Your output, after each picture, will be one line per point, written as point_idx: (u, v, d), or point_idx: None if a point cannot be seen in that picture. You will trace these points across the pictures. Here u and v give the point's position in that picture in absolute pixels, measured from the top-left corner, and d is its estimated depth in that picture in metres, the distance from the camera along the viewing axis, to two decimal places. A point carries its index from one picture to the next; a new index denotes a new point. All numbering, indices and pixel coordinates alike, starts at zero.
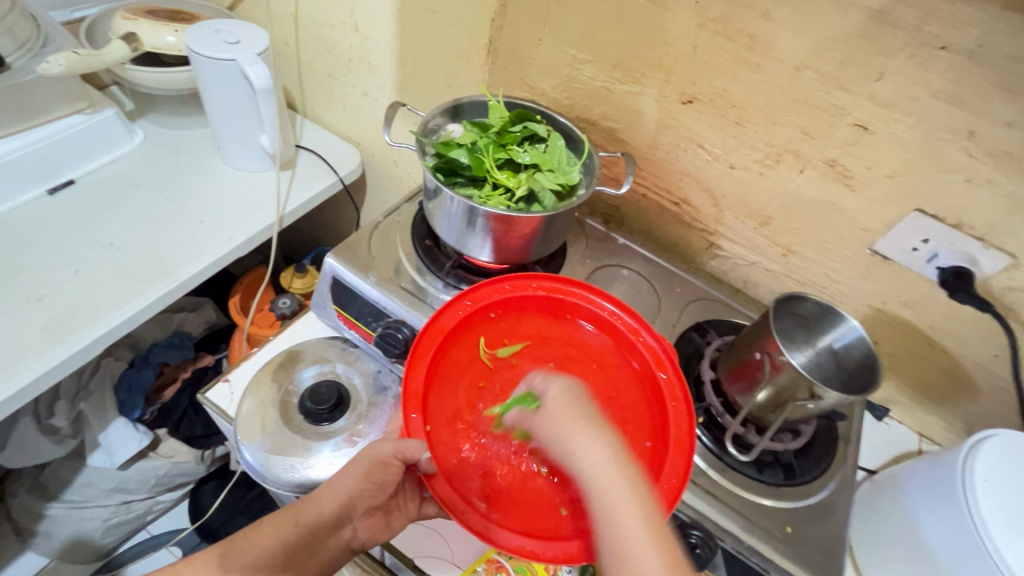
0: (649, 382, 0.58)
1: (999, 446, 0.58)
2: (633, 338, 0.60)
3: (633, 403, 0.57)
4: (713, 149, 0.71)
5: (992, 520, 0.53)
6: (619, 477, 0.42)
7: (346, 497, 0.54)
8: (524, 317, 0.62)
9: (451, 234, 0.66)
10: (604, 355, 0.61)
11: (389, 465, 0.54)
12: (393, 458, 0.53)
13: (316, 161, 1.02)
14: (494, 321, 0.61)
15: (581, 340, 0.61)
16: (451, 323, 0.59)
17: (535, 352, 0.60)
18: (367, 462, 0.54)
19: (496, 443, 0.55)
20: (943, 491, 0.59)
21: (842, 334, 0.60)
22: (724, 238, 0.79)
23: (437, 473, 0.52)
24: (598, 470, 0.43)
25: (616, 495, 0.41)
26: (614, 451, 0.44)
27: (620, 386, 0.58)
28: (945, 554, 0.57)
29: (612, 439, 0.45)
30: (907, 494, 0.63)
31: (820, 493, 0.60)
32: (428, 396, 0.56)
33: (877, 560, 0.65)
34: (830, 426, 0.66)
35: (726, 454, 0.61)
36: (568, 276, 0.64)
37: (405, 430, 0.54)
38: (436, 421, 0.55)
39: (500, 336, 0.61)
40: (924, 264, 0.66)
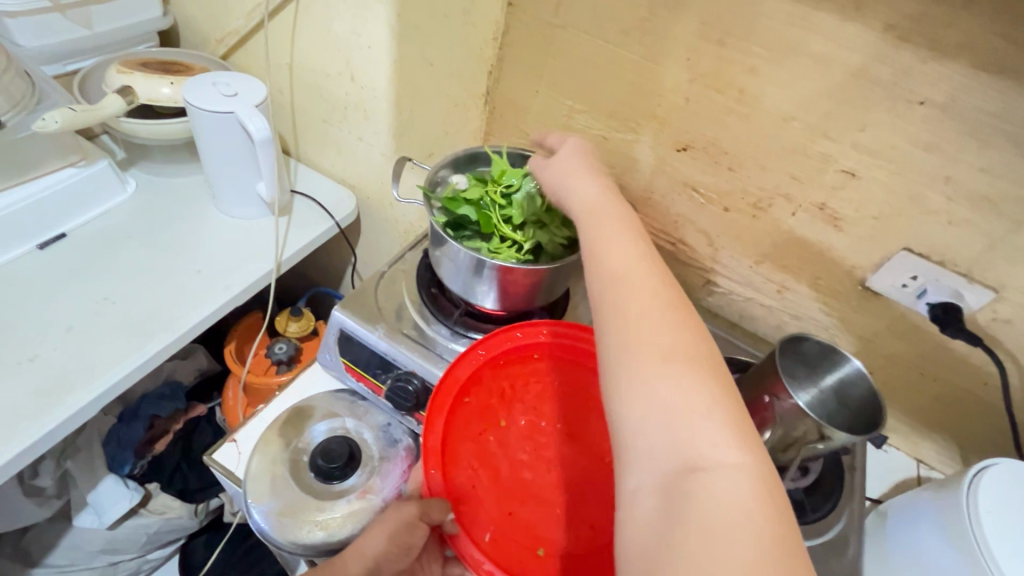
0: None
1: (1005, 474, 0.60)
2: None
3: None
4: (706, 193, 0.74)
5: (1000, 548, 0.54)
6: (606, 209, 0.52)
7: (372, 563, 0.54)
8: (533, 364, 0.63)
9: (458, 283, 0.67)
10: None
11: (414, 529, 0.54)
12: (418, 520, 0.54)
13: (312, 206, 1.02)
14: (508, 371, 0.62)
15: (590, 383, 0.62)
16: (465, 374, 0.60)
17: (545, 397, 0.61)
18: (392, 525, 0.54)
19: (509, 490, 0.56)
20: (954, 522, 0.59)
21: (845, 374, 0.62)
22: (720, 275, 0.81)
23: (460, 532, 0.53)
24: (588, 198, 0.54)
25: (603, 218, 0.51)
26: (603, 192, 0.54)
27: None
28: None
29: (604, 187, 0.55)
30: (915, 522, 0.64)
31: (832, 529, 0.62)
32: (445, 450, 0.57)
33: None
34: (837, 458, 0.67)
35: None
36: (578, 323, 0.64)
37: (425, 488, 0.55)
38: (452, 471, 0.56)
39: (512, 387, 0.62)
40: (914, 300, 0.68)
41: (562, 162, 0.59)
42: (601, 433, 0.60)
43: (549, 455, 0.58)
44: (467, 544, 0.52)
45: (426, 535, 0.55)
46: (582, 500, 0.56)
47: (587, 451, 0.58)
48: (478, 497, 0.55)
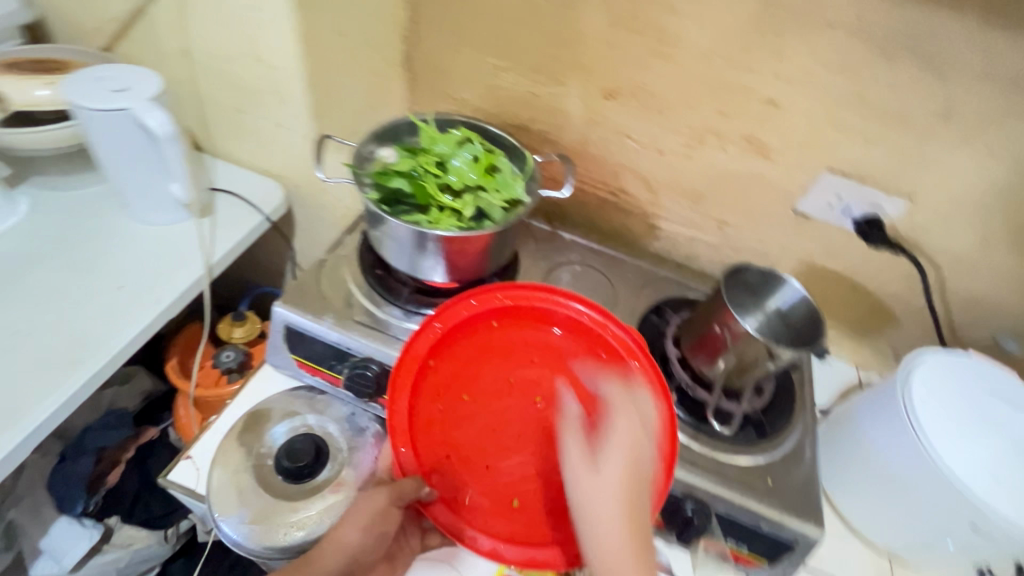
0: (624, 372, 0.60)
1: (961, 363, 0.64)
2: (600, 331, 0.62)
3: None
4: (640, 139, 0.74)
5: (934, 434, 0.58)
6: (614, 511, 0.44)
7: (350, 555, 0.52)
8: (491, 331, 0.62)
9: (402, 260, 0.64)
10: (572, 350, 0.62)
11: (389, 512, 0.53)
12: (392, 505, 0.53)
13: (235, 201, 0.95)
14: (468, 339, 0.62)
15: (551, 344, 0.62)
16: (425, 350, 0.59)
17: (507, 361, 0.61)
18: (367, 516, 0.53)
19: (486, 464, 0.56)
20: (891, 414, 0.62)
21: (786, 295, 0.64)
22: (663, 220, 0.82)
23: (435, 502, 0.55)
24: (603, 479, 0.45)
25: (609, 518, 0.44)
26: (619, 477, 0.45)
27: None
28: (907, 471, 0.60)
29: (627, 468, 0.46)
30: (858, 422, 0.66)
31: (789, 442, 0.65)
32: (413, 428, 0.57)
33: (847, 489, 0.68)
34: (786, 376, 0.71)
35: (704, 424, 0.63)
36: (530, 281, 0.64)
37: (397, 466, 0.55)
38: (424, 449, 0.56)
39: (474, 357, 0.61)
40: (840, 218, 0.72)
41: (596, 431, 0.49)
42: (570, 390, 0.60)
43: (520, 422, 0.58)
44: (443, 513, 0.54)
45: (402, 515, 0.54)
46: (551, 460, 0.56)
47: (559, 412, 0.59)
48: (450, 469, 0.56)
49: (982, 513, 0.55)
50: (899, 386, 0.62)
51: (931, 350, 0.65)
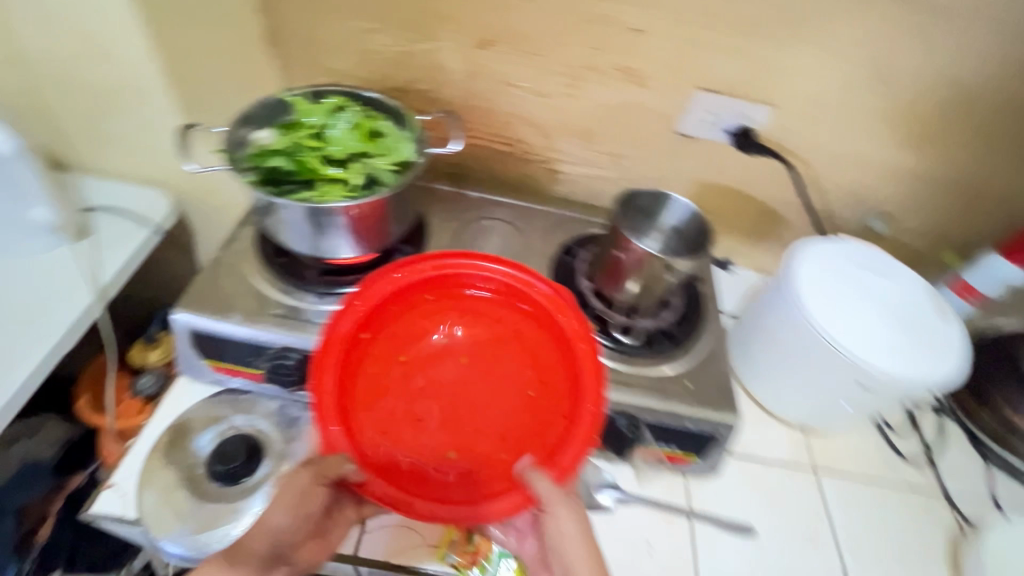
0: (553, 326, 0.61)
1: (849, 244, 0.72)
2: (527, 289, 0.62)
3: (539, 348, 0.62)
4: (523, 84, 0.74)
5: (822, 314, 0.64)
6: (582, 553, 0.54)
7: (276, 537, 0.53)
8: (417, 301, 0.62)
9: (303, 244, 0.62)
10: (499, 312, 0.63)
11: (316, 490, 0.53)
12: (315, 484, 0.53)
13: (115, 218, 0.87)
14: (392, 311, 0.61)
15: (479, 307, 0.63)
16: (350, 324, 0.58)
17: (434, 329, 0.62)
18: (290, 498, 0.53)
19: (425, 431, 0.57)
20: (786, 303, 0.68)
21: (677, 212, 0.68)
22: (562, 163, 0.83)
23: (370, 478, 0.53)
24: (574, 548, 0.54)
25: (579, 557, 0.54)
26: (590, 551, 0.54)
27: (525, 336, 0.62)
28: (806, 351, 0.66)
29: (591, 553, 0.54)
30: (761, 317, 0.72)
31: (704, 346, 0.70)
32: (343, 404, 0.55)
33: (756, 377, 0.75)
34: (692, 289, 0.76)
35: (626, 345, 0.67)
36: (450, 249, 0.64)
37: (328, 445, 0.53)
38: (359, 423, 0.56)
39: (399, 329, 0.61)
40: (718, 131, 0.76)
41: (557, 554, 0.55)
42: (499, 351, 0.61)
43: None
44: (382, 485, 0.53)
45: (329, 491, 0.55)
46: (486, 418, 0.58)
47: (490, 373, 0.60)
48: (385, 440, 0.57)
49: (862, 364, 0.62)
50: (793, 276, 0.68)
51: (806, 241, 0.72)
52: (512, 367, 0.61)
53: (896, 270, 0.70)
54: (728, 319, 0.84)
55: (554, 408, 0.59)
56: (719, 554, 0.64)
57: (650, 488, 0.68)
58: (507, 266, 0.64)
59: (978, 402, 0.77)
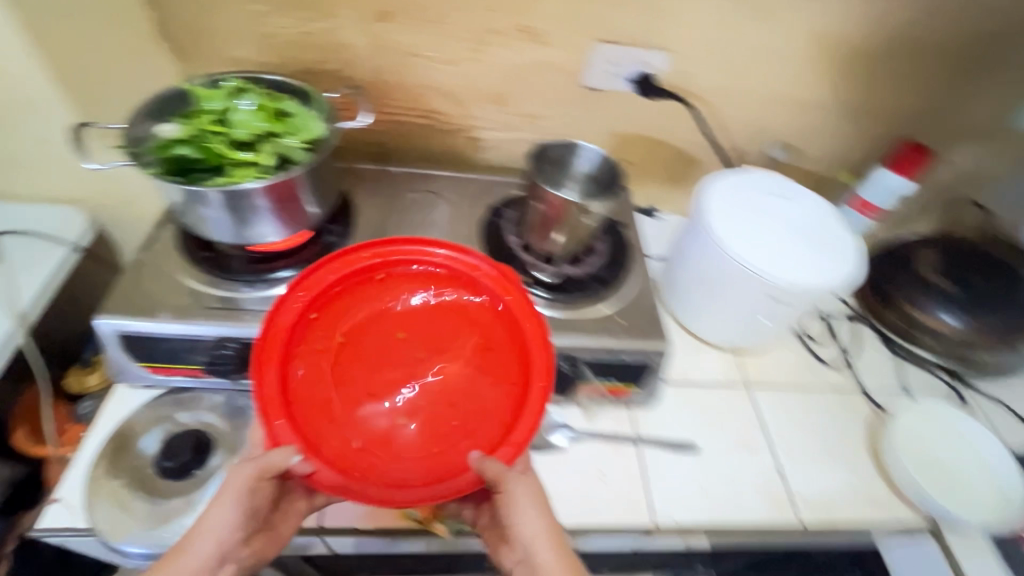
0: (499, 305, 0.63)
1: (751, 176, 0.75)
2: (472, 271, 0.64)
3: (487, 327, 0.63)
4: (429, 54, 0.75)
5: (736, 242, 0.67)
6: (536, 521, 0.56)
7: (218, 541, 0.53)
8: (361, 290, 0.63)
9: (225, 233, 0.61)
10: (444, 294, 0.64)
11: (259, 485, 0.54)
12: (259, 480, 0.53)
13: (25, 240, 0.84)
14: (335, 303, 0.62)
15: (425, 292, 0.64)
16: (290, 318, 0.59)
17: (380, 317, 0.62)
18: (234, 499, 0.54)
19: (376, 417, 0.58)
20: (703, 237, 0.70)
21: (589, 159, 0.71)
22: (482, 130, 0.85)
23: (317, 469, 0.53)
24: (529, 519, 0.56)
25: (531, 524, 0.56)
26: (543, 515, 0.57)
27: (473, 316, 0.63)
28: (727, 281, 0.70)
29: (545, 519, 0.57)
30: (686, 255, 0.75)
31: (632, 284, 0.74)
32: (287, 397, 0.56)
33: (688, 311, 0.79)
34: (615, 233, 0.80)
35: (560, 292, 0.70)
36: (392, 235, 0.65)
37: (272, 439, 0.54)
38: (305, 414, 0.56)
39: (345, 319, 0.62)
40: (622, 82, 0.79)
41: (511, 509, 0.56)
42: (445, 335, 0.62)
43: (401, 373, 0.60)
44: (330, 474, 0.53)
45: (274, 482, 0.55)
46: (436, 401, 0.59)
47: (438, 356, 0.61)
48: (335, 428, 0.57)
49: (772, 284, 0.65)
50: (708, 211, 0.70)
51: (717, 177, 0.74)
52: (461, 348, 0.62)
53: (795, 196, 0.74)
54: (654, 261, 0.88)
55: (504, 384, 0.60)
56: (664, 472, 0.69)
57: (597, 423, 0.72)
58: (451, 249, 0.66)
59: (885, 305, 0.84)
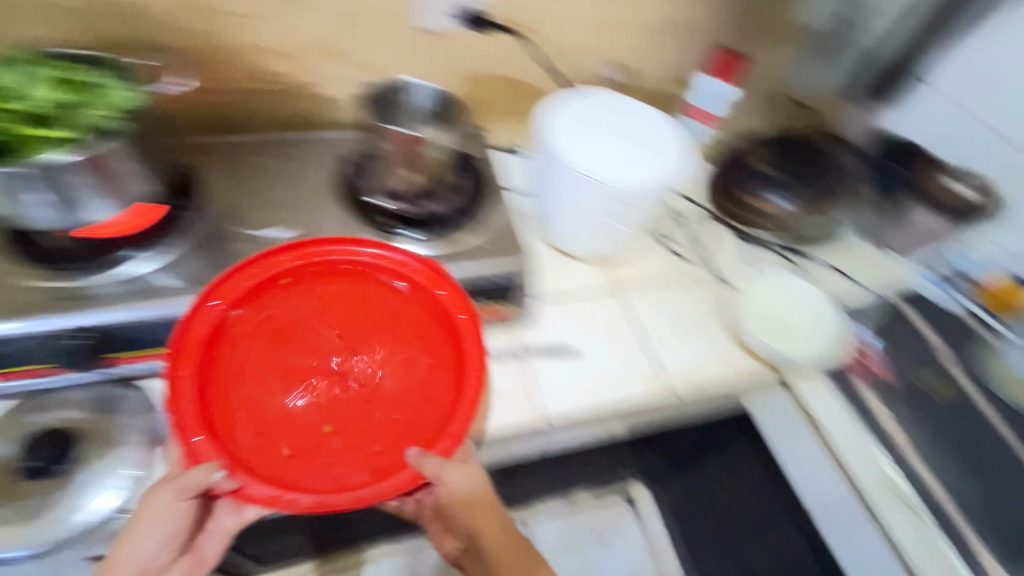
0: (428, 296, 0.66)
1: (591, 91, 0.76)
2: (398, 268, 0.67)
3: (418, 321, 0.65)
4: (245, 12, 0.71)
5: (581, 155, 0.70)
6: (477, 499, 0.63)
7: (140, 559, 0.56)
8: (284, 296, 0.64)
9: (45, 216, 0.58)
10: (372, 292, 0.66)
11: (180, 504, 0.55)
12: (179, 499, 0.55)
13: None
14: (255, 313, 0.63)
15: (352, 291, 0.66)
16: (204, 333, 0.60)
17: (305, 321, 0.64)
18: (157, 523, 0.56)
19: (311, 423, 0.60)
20: (552, 159, 0.72)
21: (427, 96, 0.72)
22: (328, 87, 0.82)
23: (243, 483, 0.55)
24: (477, 502, 0.63)
25: (476, 503, 0.63)
26: (487, 493, 0.64)
27: (403, 310, 0.66)
28: (582, 194, 0.73)
29: (486, 498, 0.64)
30: (545, 179, 0.77)
31: (491, 209, 0.77)
32: (208, 413, 0.57)
33: (558, 232, 0.82)
34: (469, 163, 0.79)
35: (419, 228, 0.72)
36: (313, 238, 0.66)
37: (193, 456, 0.56)
38: (231, 428, 0.58)
39: (269, 326, 0.63)
40: (456, 22, 0.78)
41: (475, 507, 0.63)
42: (377, 333, 0.64)
43: (333, 376, 0.62)
44: (260, 487, 0.55)
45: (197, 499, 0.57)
46: (370, 400, 0.61)
47: (368, 355, 0.63)
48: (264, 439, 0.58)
49: (614, 185, 0.69)
50: (552, 132, 0.72)
51: (553, 96, 0.75)
52: (392, 344, 0.64)
53: (635, 105, 0.76)
54: (512, 194, 0.90)
55: (438, 374, 0.63)
56: (550, 376, 0.74)
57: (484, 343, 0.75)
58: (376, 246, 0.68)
59: (730, 200, 0.90)
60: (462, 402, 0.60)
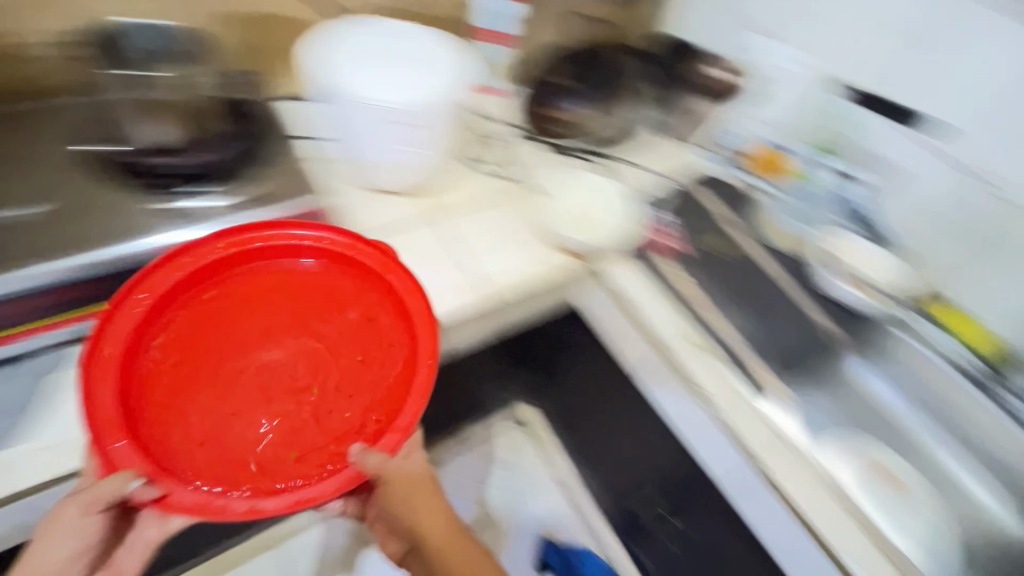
0: (376, 279, 0.66)
1: (369, 21, 0.79)
2: (344, 252, 0.67)
3: (369, 309, 0.66)
4: None
5: (354, 81, 0.73)
6: (415, 485, 0.65)
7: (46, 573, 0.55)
8: (223, 288, 0.65)
9: None
10: (318, 280, 0.67)
11: (87, 521, 0.53)
12: (87, 515, 0.52)
13: None
14: (188, 309, 0.63)
15: (294, 281, 0.67)
16: (128, 331, 0.59)
17: (246, 314, 0.65)
18: (67, 538, 0.54)
19: (253, 418, 0.60)
20: (330, 92, 0.74)
21: None
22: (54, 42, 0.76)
23: (168, 492, 0.54)
24: (414, 488, 0.65)
25: (412, 492, 0.65)
26: (425, 475, 0.67)
27: (348, 297, 0.67)
28: (367, 123, 0.75)
29: (423, 482, 0.66)
30: (332, 117, 0.78)
31: (279, 151, 0.76)
32: (132, 417, 0.56)
33: (362, 172, 0.82)
34: (250, 114, 0.80)
35: (206, 181, 0.70)
36: (246, 223, 0.66)
37: (113, 464, 0.54)
38: (162, 430, 0.58)
39: (207, 320, 0.63)
40: None
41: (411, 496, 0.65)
42: (322, 323, 0.65)
43: (279, 371, 0.62)
44: (186, 493, 0.54)
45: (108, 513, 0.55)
46: (317, 392, 0.62)
47: (316, 346, 0.64)
48: (201, 440, 0.58)
49: (390, 104, 0.73)
50: (323, 64, 0.74)
51: (318, 32, 0.77)
52: (337, 330, 0.65)
53: (422, 33, 0.79)
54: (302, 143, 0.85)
55: (388, 360, 0.63)
56: None
57: None
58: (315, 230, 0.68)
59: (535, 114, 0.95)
60: (413, 395, 0.60)
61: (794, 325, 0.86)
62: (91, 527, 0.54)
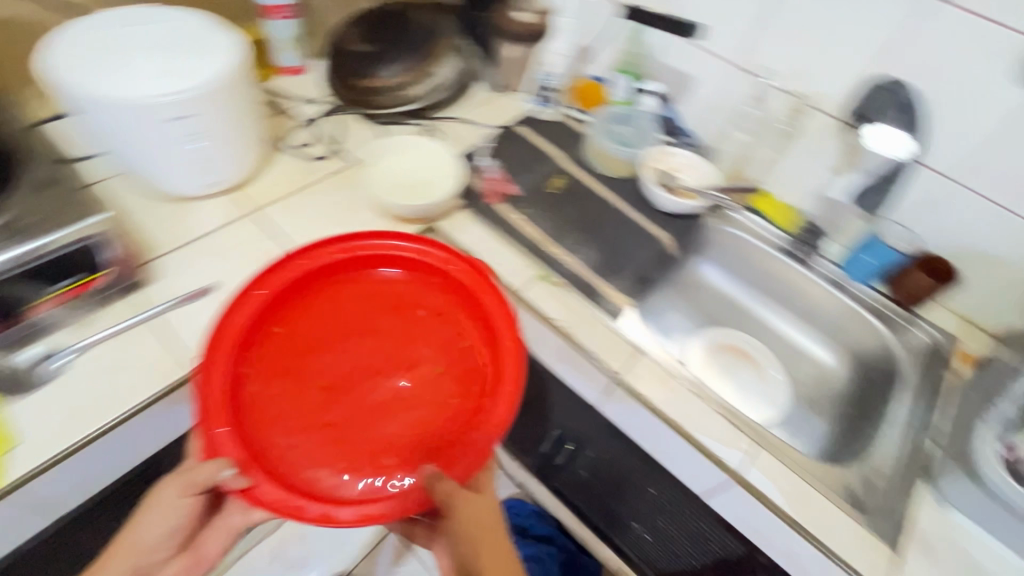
0: (467, 294, 0.66)
1: (109, 16, 0.70)
2: (443, 270, 0.67)
3: (459, 326, 0.66)
4: None
5: (95, 82, 0.64)
6: (480, 540, 0.53)
7: (140, 554, 0.57)
8: (325, 293, 0.67)
9: None
10: (417, 294, 0.68)
11: (182, 500, 0.56)
12: (188, 494, 0.54)
13: None
14: (299, 309, 0.65)
15: (392, 293, 0.68)
16: (243, 321, 0.60)
17: (347, 322, 0.65)
18: (162, 517, 0.57)
19: (349, 427, 0.59)
20: (75, 101, 0.65)
21: None
22: None
23: (255, 485, 0.53)
24: (480, 546, 0.54)
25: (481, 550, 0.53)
26: (500, 527, 0.56)
27: (444, 314, 0.67)
28: (131, 128, 0.67)
29: (495, 536, 0.55)
30: (95, 129, 0.69)
31: (35, 170, 0.65)
32: (238, 407, 0.57)
33: (162, 179, 0.75)
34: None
35: None
36: (359, 232, 0.68)
37: (213, 448, 0.55)
38: (260, 424, 0.58)
39: (311, 323, 0.65)
40: None
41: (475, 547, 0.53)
42: (419, 337, 0.65)
43: (381, 380, 0.62)
44: (270, 489, 0.53)
45: (201, 498, 0.57)
46: (410, 406, 0.61)
47: (414, 356, 0.64)
48: (293, 437, 0.58)
49: (143, 102, 0.64)
50: (55, 70, 0.64)
51: (52, 36, 0.68)
52: (429, 344, 0.65)
53: (177, 16, 0.72)
54: (84, 163, 0.81)
55: (477, 378, 0.62)
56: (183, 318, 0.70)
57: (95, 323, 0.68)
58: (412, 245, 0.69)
59: (343, 86, 0.95)
60: (493, 421, 0.57)
61: (643, 246, 0.88)
62: (185, 506, 0.56)
